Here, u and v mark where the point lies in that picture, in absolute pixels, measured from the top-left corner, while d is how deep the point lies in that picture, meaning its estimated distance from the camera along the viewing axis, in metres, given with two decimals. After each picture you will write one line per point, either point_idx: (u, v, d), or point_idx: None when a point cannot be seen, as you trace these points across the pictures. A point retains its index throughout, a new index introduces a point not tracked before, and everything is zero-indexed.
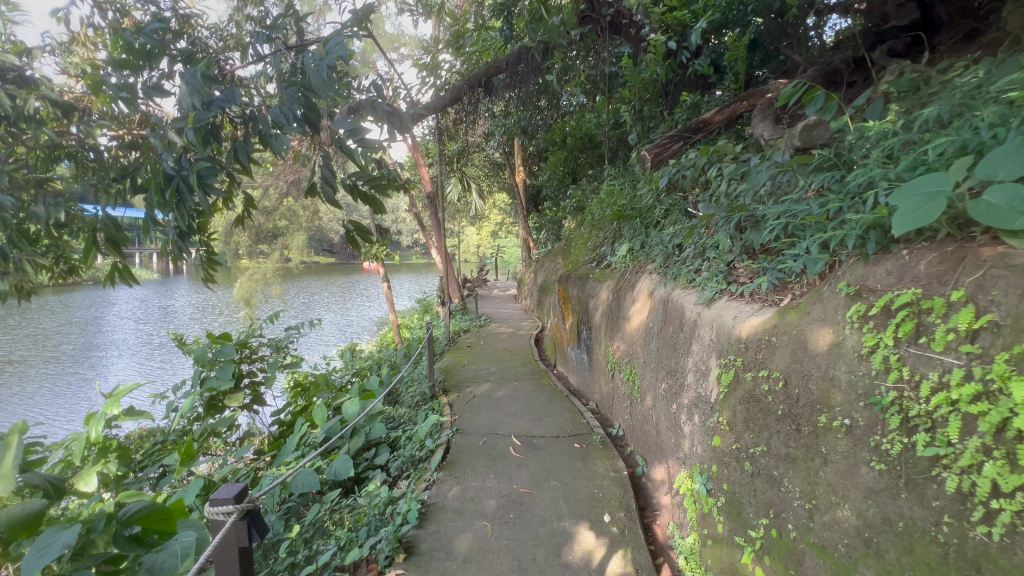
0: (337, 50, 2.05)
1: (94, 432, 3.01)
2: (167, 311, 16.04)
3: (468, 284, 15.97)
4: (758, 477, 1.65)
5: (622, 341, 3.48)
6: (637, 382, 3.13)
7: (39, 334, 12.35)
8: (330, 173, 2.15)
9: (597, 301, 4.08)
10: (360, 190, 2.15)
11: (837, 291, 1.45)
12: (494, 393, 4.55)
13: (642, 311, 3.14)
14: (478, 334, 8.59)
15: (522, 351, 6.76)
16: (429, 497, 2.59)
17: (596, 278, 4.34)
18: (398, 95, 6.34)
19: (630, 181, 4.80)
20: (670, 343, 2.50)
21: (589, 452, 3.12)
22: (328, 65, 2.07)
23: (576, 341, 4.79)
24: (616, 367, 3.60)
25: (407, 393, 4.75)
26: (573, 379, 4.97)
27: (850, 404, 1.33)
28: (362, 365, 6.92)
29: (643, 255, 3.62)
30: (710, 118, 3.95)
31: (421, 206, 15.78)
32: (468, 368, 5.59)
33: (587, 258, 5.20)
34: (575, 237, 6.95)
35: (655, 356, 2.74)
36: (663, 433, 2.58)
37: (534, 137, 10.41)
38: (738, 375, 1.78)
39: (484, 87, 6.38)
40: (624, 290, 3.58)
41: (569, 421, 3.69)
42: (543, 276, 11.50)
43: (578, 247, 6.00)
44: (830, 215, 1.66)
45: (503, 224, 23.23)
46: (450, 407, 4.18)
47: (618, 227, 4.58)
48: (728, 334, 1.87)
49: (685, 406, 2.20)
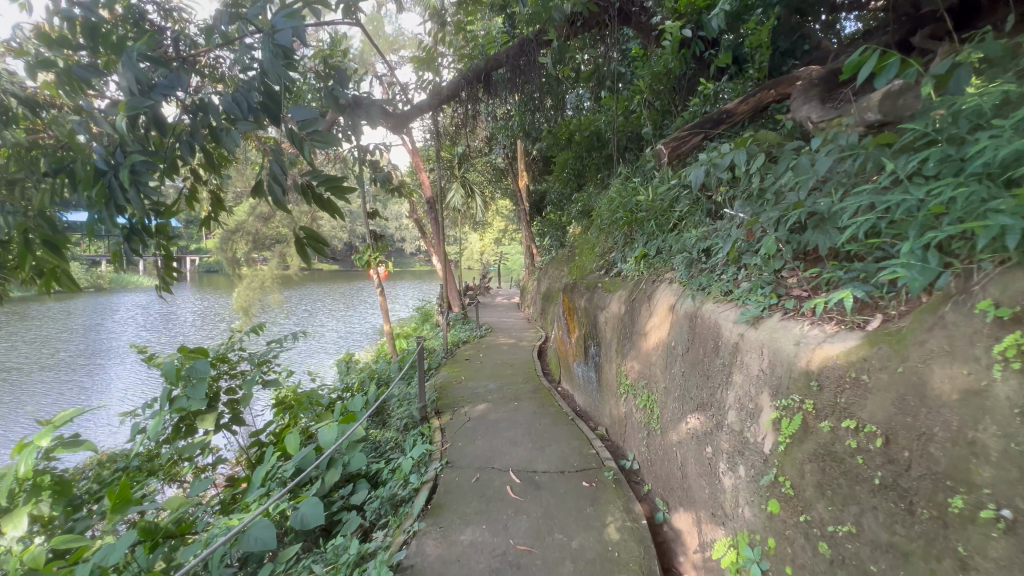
0: (290, 24, 1.70)
1: (23, 469, 2.55)
2: (169, 317, 15.79)
3: (470, 292, 15.59)
4: (841, 566, 1.21)
5: (635, 361, 3.04)
6: (655, 410, 2.68)
7: (38, 339, 12.11)
8: (281, 171, 2.03)
9: (606, 314, 3.63)
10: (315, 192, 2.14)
11: (976, 314, 1.02)
12: (491, 416, 4.09)
13: (661, 327, 2.69)
14: (479, 346, 8.15)
15: (524, 364, 6.31)
16: (407, 558, 2.14)
17: (605, 288, 3.89)
18: (393, 91, 5.96)
19: (642, 181, 4.37)
20: (700, 369, 2.05)
21: (600, 493, 2.66)
22: (278, 43, 1.69)
23: (582, 358, 4.35)
24: (629, 390, 3.15)
25: (396, 413, 4.31)
26: (580, 399, 4.52)
27: (1011, 488, 0.90)
28: (354, 379, 6.49)
29: (660, 262, 3.17)
30: (733, 108, 3.51)
31: (422, 212, 15.45)
32: (465, 385, 5.14)
33: (594, 267, 4.76)
34: (582, 243, 6.50)
35: (680, 384, 2.29)
36: (690, 477, 2.14)
37: (538, 140, 10.06)
38: (807, 422, 1.34)
39: (484, 83, 5.96)
40: (638, 302, 3.13)
41: (575, 452, 3.24)
42: (547, 283, 11.09)
43: (585, 253, 5.57)
44: (939, 209, 1.22)
45: (506, 231, 22.84)
46: (442, 433, 3.74)
47: (630, 231, 4.14)
48: (790, 367, 1.42)
49: (723, 453, 1.76)
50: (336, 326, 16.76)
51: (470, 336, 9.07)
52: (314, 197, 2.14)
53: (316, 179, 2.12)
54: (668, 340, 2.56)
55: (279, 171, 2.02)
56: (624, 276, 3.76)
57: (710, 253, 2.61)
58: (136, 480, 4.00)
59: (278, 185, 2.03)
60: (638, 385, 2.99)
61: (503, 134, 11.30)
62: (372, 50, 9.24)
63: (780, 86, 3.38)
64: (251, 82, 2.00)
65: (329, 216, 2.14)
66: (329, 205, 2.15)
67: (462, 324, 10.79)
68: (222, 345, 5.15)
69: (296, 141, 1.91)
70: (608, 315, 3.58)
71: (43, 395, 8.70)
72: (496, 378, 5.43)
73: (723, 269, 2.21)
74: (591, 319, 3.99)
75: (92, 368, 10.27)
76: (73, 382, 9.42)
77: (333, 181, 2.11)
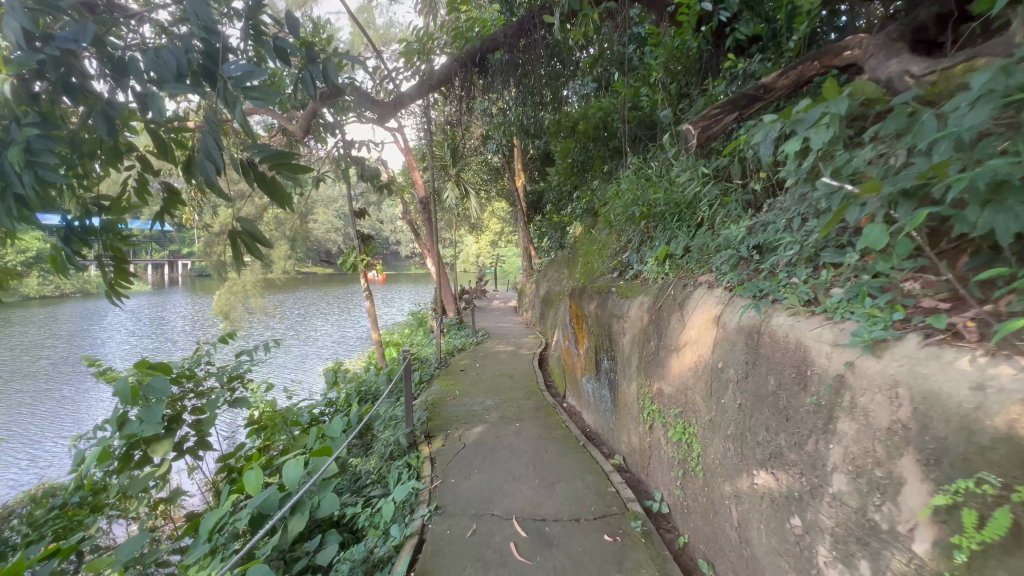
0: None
1: None
2: (157, 322, 15.21)
3: (466, 296, 15.09)
4: None
5: (663, 381, 2.52)
6: (694, 447, 2.18)
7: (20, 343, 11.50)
8: (217, 145, 1.50)
9: (623, 324, 3.10)
10: (258, 171, 1.66)
11: None
12: (489, 441, 3.56)
13: (700, 344, 2.18)
14: (475, 354, 7.61)
15: (524, 376, 5.78)
16: None
17: (620, 293, 3.37)
18: (380, 77, 5.45)
19: (659, 171, 3.85)
20: (773, 404, 1.55)
21: (628, 551, 2.15)
22: None
23: (592, 372, 3.82)
24: (655, 417, 2.63)
25: (381, 438, 3.78)
26: (589, 418, 4.00)
27: None
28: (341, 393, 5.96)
29: (691, 263, 2.66)
30: (771, 82, 2.95)
31: (416, 213, 14.94)
32: (460, 402, 4.60)
33: (603, 269, 4.24)
34: (587, 244, 5.98)
35: (736, 419, 1.78)
36: (756, 548, 1.64)
37: (537, 136, 9.60)
38: (1021, 524, 0.85)
39: (479, 67, 5.46)
40: (665, 310, 2.61)
41: (592, 490, 2.72)
42: (547, 286, 10.59)
43: (592, 254, 5.07)
44: None
45: (503, 232, 22.32)
46: (433, 463, 3.22)
47: (648, 228, 3.63)
48: (972, 432, 0.93)
49: (827, 532, 1.26)
50: (327, 332, 16.18)
51: (465, 343, 8.54)
52: (257, 178, 1.66)
53: (261, 154, 1.64)
54: (712, 360, 2.05)
55: (211, 146, 1.49)
56: (643, 279, 3.25)
57: (763, 251, 2.11)
58: (78, 520, 3.44)
59: (211, 160, 1.47)
60: (667, 413, 2.47)
61: (501, 129, 10.80)
62: (362, 41, 8.74)
63: (825, 56, 2.79)
64: (185, 37, 1.54)
65: (275, 202, 1.69)
66: (276, 190, 1.68)
67: (457, 329, 10.26)
68: (187, 359, 4.59)
69: (227, 100, 1.44)
70: (626, 325, 3.05)
71: (21, 402, 8.18)
72: (494, 392, 4.89)
73: (793, 273, 1.71)
74: (605, 328, 3.46)
75: (77, 374, 9.74)
76: (55, 390, 8.89)
77: (284, 156, 1.66)
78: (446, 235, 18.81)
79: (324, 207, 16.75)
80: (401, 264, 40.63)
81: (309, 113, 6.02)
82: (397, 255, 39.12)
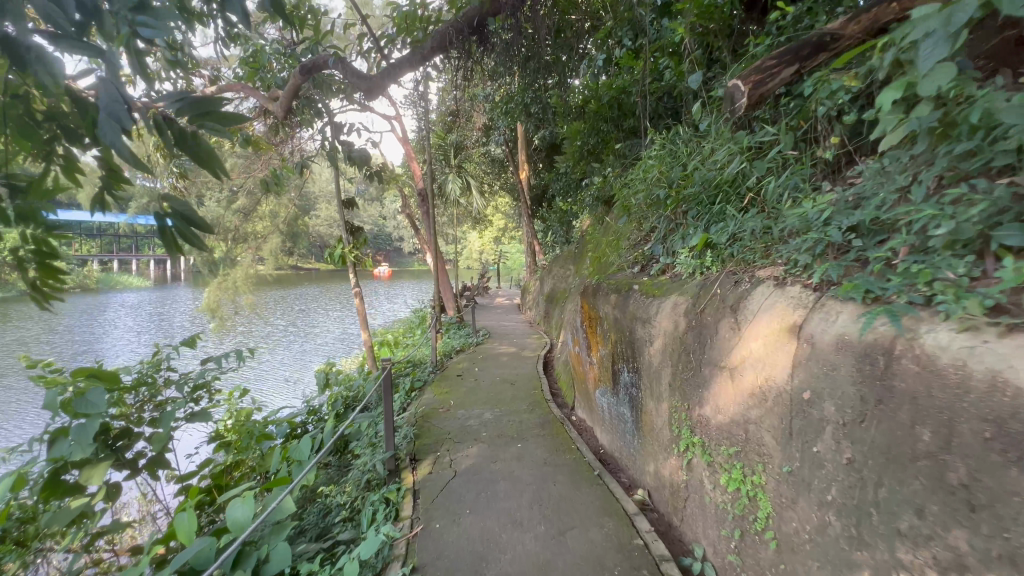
0: None
1: None
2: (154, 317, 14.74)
3: (467, 294, 14.52)
4: None
5: (709, 406, 1.95)
6: (757, 503, 1.61)
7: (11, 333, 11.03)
8: (111, 99, 0.93)
9: (650, 329, 2.52)
10: (182, 131, 1.07)
11: None
12: (484, 468, 2.99)
13: (768, 358, 1.60)
14: (474, 356, 7.03)
15: (527, 383, 5.19)
16: None
17: (642, 290, 2.78)
18: (370, 46, 4.89)
19: (689, 147, 3.24)
20: (938, 474, 1.00)
21: None
22: None
23: (608, 385, 3.23)
24: (695, 452, 2.06)
25: (359, 460, 3.21)
26: (603, 438, 3.43)
27: None
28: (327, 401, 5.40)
29: (743, 253, 2.08)
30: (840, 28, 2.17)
31: (416, 206, 14.40)
32: (454, 416, 4.02)
33: (619, 265, 3.64)
34: (601, 238, 5.38)
35: (846, 483, 1.22)
36: None
37: (542, 121, 9.06)
38: None
39: (479, 34, 4.90)
40: (710, 314, 2.03)
41: (614, 542, 2.16)
42: (553, 282, 10.06)
43: (606, 247, 4.47)
44: None
45: (507, 228, 21.73)
46: (419, 498, 2.66)
47: (676, 214, 3.03)
48: None
49: None
50: (323, 329, 15.66)
51: (465, 343, 7.97)
52: (179, 136, 1.06)
53: (180, 106, 1.07)
54: (793, 386, 1.47)
55: (115, 100, 0.93)
56: (675, 275, 2.66)
57: (860, 236, 1.53)
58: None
59: (119, 118, 0.91)
60: (715, 449, 1.90)
61: (506, 115, 10.20)
62: None
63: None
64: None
65: (209, 167, 1.07)
66: (206, 153, 1.07)
67: (456, 329, 9.69)
68: (144, 362, 4.02)
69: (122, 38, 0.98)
70: (654, 331, 2.47)
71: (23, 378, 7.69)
72: (492, 405, 4.29)
73: (941, 266, 1.13)
74: (624, 333, 2.87)
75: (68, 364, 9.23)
76: None
77: (209, 105, 1.08)
78: (448, 230, 18.23)
79: (324, 199, 16.24)
80: (403, 260, 40.10)
81: (291, 90, 5.48)
82: (399, 252, 38.59)
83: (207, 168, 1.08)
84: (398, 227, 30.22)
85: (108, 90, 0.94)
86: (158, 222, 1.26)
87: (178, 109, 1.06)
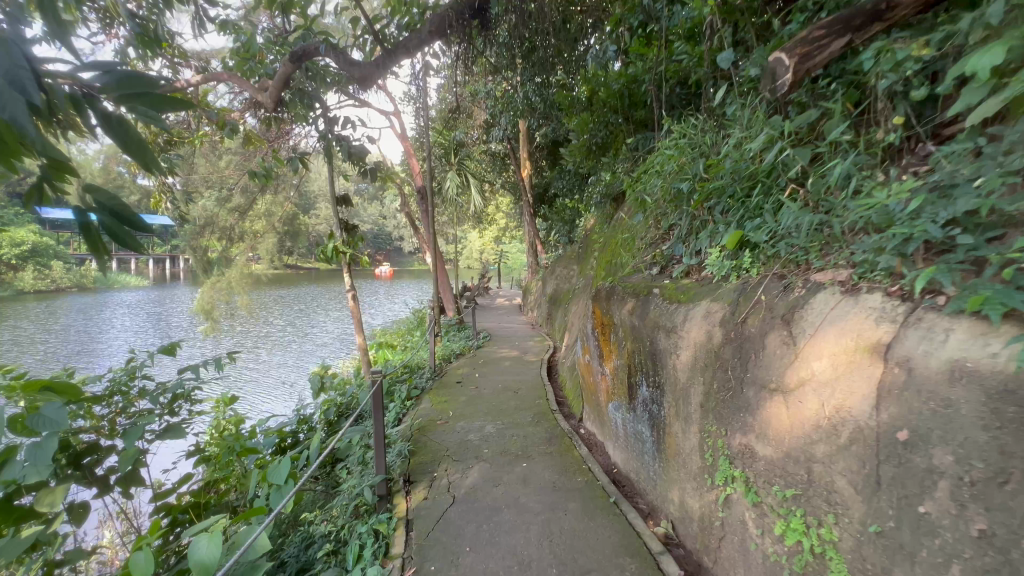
0: None
1: None
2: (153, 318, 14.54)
3: (468, 294, 14.23)
4: None
5: (754, 434, 1.65)
6: (828, 562, 1.30)
7: None
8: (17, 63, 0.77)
9: (676, 339, 2.20)
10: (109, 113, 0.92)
11: None
12: (486, 493, 2.69)
13: (841, 384, 1.30)
14: (475, 361, 6.71)
15: (531, 391, 4.88)
16: None
17: (665, 295, 2.47)
18: (364, 31, 4.60)
19: (712, 136, 2.93)
20: None
21: None
22: None
23: (624, 399, 2.92)
24: (735, 486, 1.75)
25: (347, 482, 2.91)
26: (616, 456, 3.13)
27: None
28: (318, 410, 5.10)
29: (791, 255, 1.77)
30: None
31: (415, 205, 14.11)
32: (453, 429, 3.71)
33: (633, 266, 3.33)
34: (611, 237, 5.06)
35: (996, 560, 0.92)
36: None
37: (544, 114, 8.79)
38: None
39: (480, 17, 4.69)
40: (754, 326, 1.72)
41: None
42: (555, 282, 9.78)
43: (617, 248, 4.17)
44: None
45: (508, 226, 21.41)
46: (414, 530, 2.36)
47: (700, 210, 2.73)
48: None
49: None
50: (320, 330, 15.35)
51: (465, 347, 7.65)
52: (104, 117, 0.91)
53: (104, 83, 0.92)
54: (881, 422, 1.17)
55: (18, 64, 0.77)
56: (705, 279, 2.36)
57: (959, 234, 1.23)
58: None
59: (23, 87, 0.75)
60: (764, 486, 1.60)
61: (508, 111, 9.88)
62: None
63: None
64: None
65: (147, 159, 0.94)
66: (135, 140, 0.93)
67: (456, 331, 9.38)
68: (118, 369, 3.64)
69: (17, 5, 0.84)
70: (681, 342, 2.16)
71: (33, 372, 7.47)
72: (495, 417, 3.98)
73: None
74: (643, 343, 2.56)
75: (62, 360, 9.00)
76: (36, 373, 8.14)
77: (138, 81, 0.92)
78: (448, 229, 17.92)
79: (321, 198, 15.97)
80: (403, 260, 39.80)
81: (281, 79, 5.18)
82: (399, 251, 38.32)
83: (131, 153, 0.92)
84: (398, 227, 29.92)
85: (9, 46, 0.78)
86: (78, 214, 0.92)
87: (105, 85, 0.93)
